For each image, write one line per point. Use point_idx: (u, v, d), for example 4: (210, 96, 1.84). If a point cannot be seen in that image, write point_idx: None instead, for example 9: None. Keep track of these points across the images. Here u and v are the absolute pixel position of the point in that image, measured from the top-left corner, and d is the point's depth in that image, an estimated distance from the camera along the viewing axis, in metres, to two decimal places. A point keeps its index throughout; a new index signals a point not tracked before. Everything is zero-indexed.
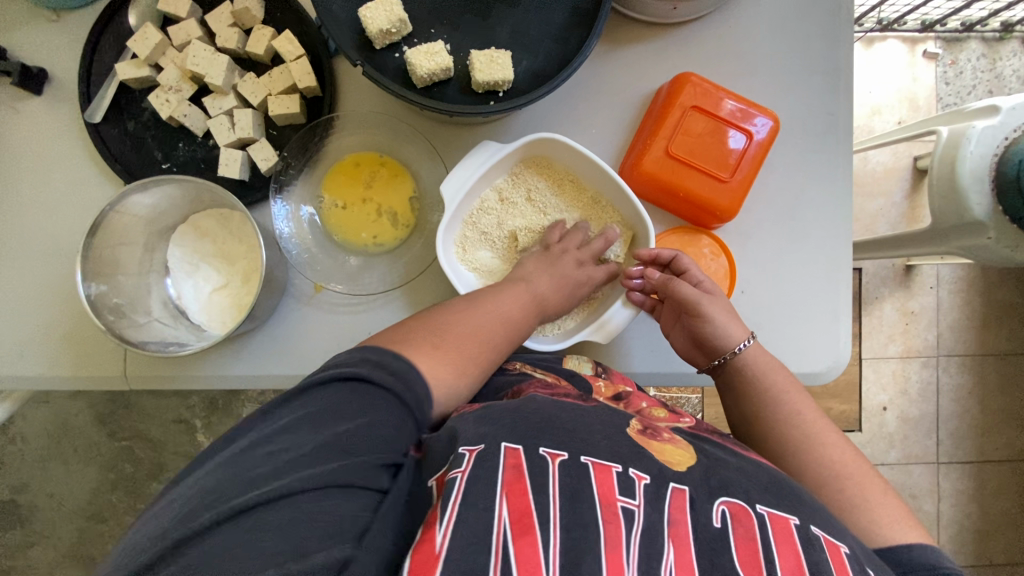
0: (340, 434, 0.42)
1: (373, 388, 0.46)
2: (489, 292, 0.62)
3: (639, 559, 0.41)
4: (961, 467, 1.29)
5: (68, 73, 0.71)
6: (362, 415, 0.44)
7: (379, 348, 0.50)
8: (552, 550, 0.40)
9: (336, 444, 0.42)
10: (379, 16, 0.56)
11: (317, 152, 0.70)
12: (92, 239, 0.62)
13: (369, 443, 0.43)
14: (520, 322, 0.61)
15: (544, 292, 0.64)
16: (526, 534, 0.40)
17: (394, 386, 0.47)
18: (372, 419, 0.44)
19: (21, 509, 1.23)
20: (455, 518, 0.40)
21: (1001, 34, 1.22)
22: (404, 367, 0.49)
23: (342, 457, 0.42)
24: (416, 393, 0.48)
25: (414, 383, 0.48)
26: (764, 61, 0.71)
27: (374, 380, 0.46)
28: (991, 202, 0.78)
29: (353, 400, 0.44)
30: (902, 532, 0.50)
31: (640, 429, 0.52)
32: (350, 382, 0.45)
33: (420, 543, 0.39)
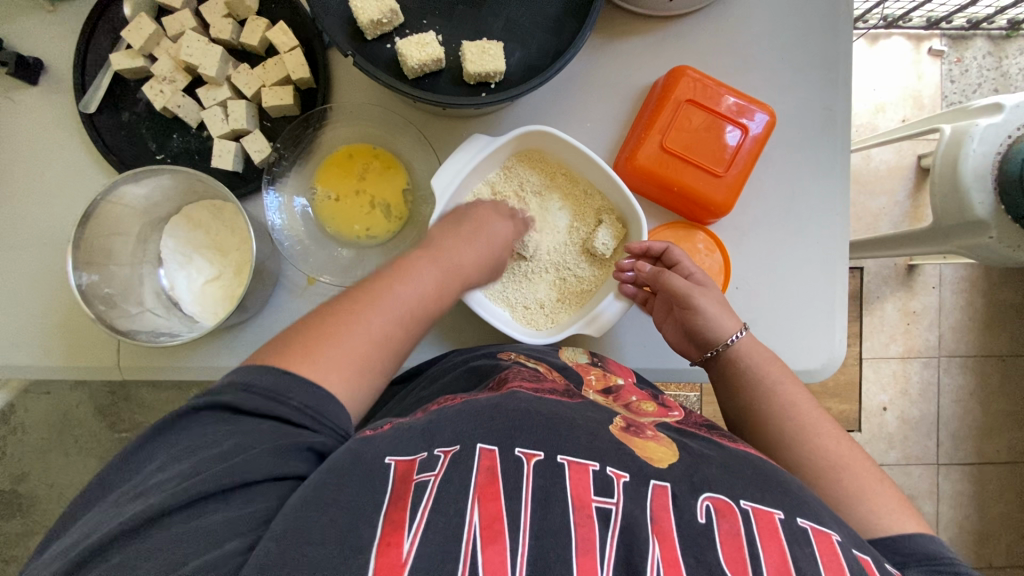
0: (211, 453, 0.42)
1: (246, 413, 0.45)
2: (397, 268, 0.59)
3: (617, 563, 0.41)
4: (961, 469, 1.28)
5: (64, 64, 0.71)
6: (233, 433, 0.44)
7: (256, 369, 0.48)
8: (519, 556, 0.40)
9: (213, 456, 0.42)
10: (370, 7, 0.55)
11: (310, 143, 0.70)
12: (84, 229, 0.62)
13: (254, 444, 0.43)
14: (432, 298, 0.58)
15: (460, 262, 0.61)
16: (494, 542, 0.40)
17: (269, 404, 0.46)
18: (244, 434, 0.44)
19: (21, 499, 1.24)
20: (423, 525, 0.41)
21: (1007, 31, 1.21)
22: (280, 376, 0.47)
23: (226, 459, 0.42)
24: (294, 399, 0.46)
25: (289, 395, 0.46)
26: (762, 56, 0.70)
27: (245, 408, 0.45)
28: (993, 201, 0.77)
29: (223, 424, 0.45)
30: (902, 521, 0.49)
31: (622, 426, 0.51)
32: (224, 412, 0.45)
33: (384, 547, 0.39)
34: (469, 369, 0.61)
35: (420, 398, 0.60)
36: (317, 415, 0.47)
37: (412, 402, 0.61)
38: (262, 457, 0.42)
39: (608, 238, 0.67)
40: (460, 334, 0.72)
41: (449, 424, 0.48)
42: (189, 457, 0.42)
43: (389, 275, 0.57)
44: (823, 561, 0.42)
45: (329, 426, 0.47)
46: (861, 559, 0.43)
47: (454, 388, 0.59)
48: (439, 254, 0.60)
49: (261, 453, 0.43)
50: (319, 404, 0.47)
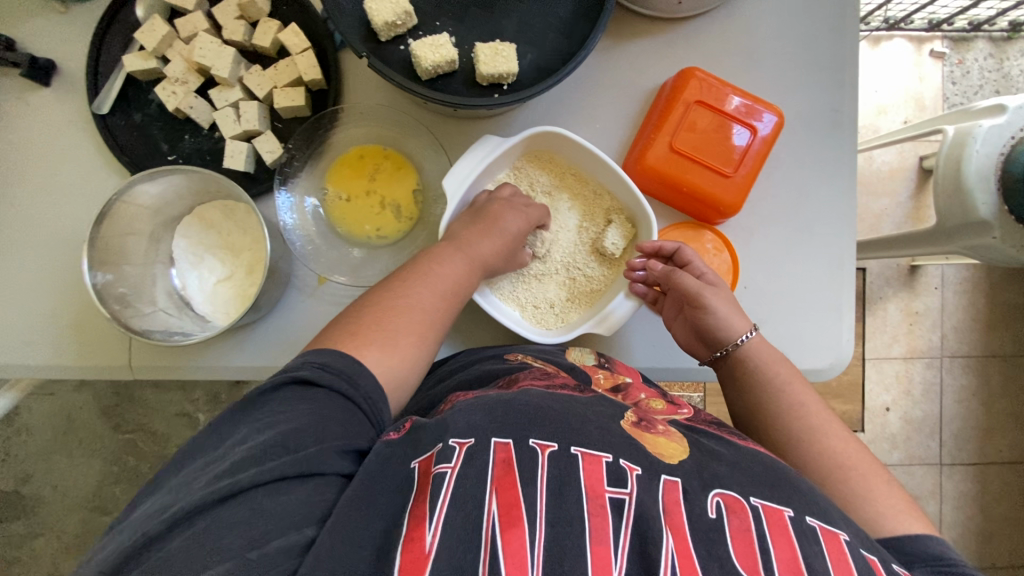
0: (263, 442, 0.42)
1: (319, 389, 0.46)
2: (430, 256, 0.60)
3: (629, 559, 0.41)
4: (964, 469, 1.29)
5: (75, 64, 0.72)
6: (308, 413, 0.44)
7: (328, 351, 0.49)
8: (535, 545, 0.40)
9: (284, 441, 0.42)
10: (385, 8, 0.56)
11: (321, 144, 0.70)
12: (99, 228, 0.62)
13: (325, 436, 0.44)
14: (463, 288, 0.60)
15: (486, 254, 0.61)
16: (513, 527, 0.41)
17: (341, 385, 0.47)
18: (320, 415, 0.44)
19: (25, 501, 1.24)
20: (444, 518, 0.41)
21: (1008, 33, 1.21)
22: (352, 365, 0.48)
23: (293, 450, 0.42)
24: (364, 389, 0.48)
25: (359, 378, 0.48)
26: (770, 57, 0.71)
27: (322, 383, 0.46)
28: (997, 202, 0.77)
29: (295, 399, 0.45)
30: (909, 522, 0.49)
31: (634, 421, 0.52)
32: (298, 384, 0.46)
33: (408, 543, 0.40)
34: (479, 367, 0.61)
35: (431, 398, 0.61)
36: (373, 410, 0.48)
37: (423, 402, 0.62)
38: (332, 449, 0.43)
39: (618, 238, 0.67)
40: (469, 334, 0.73)
41: (461, 416, 0.48)
42: (268, 433, 0.42)
43: (424, 260, 0.60)
44: (832, 560, 0.42)
45: (378, 421, 0.49)
46: (869, 559, 0.43)
47: (463, 386, 0.59)
48: (465, 243, 0.61)
49: (329, 448, 0.43)
50: (381, 397, 0.49)
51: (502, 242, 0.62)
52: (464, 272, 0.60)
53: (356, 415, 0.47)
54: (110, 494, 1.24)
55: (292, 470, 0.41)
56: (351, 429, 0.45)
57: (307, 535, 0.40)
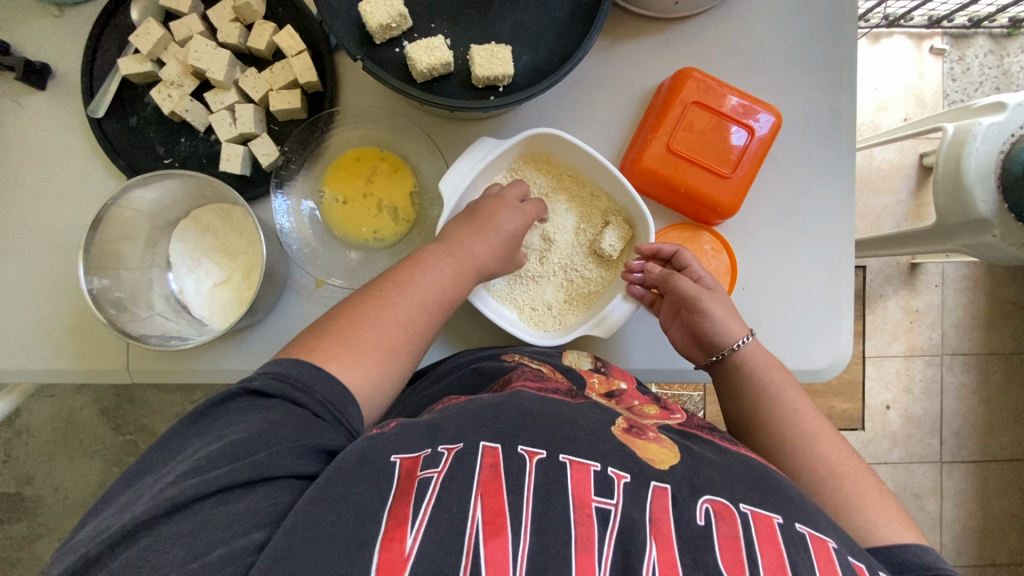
0: (237, 441, 0.42)
1: (270, 399, 0.46)
2: (417, 261, 0.60)
3: (614, 562, 0.41)
4: (965, 467, 1.29)
5: (70, 68, 0.71)
6: (256, 422, 0.44)
7: (288, 359, 0.49)
8: (520, 551, 0.40)
9: (230, 450, 0.42)
10: (379, 11, 0.56)
11: (317, 147, 0.70)
12: (95, 233, 0.62)
13: (276, 440, 0.43)
14: (451, 291, 0.59)
15: (475, 257, 0.61)
16: (498, 534, 0.41)
17: (294, 393, 0.47)
18: (269, 422, 0.44)
19: (27, 502, 1.24)
20: (426, 521, 0.41)
21: (1009, 30, 1.21)
22: (307, 371, 0.48)
23: (240, 457, 0.42)
24: (319, 395, 0.48)
25: (316, 385, 0.48)
26: (767, 57, 0.70)
27: (272, 393, 0.46)
28: (997, 200, 0.77)
29: (249, 410, 0.45)
30: (899, 531, 0.49)
31: (625, 427, 0.52)
32: (251, 396, 0.46)
33: (388, 542, 0.40)
34: (472, 369, 0.61)
35: (425, 398, 0.61)
36: (336, 412, 0.48)
37: (416, 402, 0.62)
38: (283, 451, 0.43)
39: (615, 240, 0.67)
40: (465, 336, 0.72)
41: (454, 421, 0.48)
42: (214, 444, 0.43)
43: (409, 265, 0.59)
44: (819, 567, 0.42)
45: (345, 423, 0.49)
46: (856, 567, 0.43)
47: (456, 389, 0.59)
48: (453, 246, 0.60)
49: (283, 450, 0.43)
50: (342, 400, 0.49)
51: (492, 246, 0.62)
52: (452, 276, 0.60)
53: (314, 421, 0.46)
54: None
55: (236, 477, 0.41)
56: (310, 433, 0.45)
57: (257, 539, 0.39)
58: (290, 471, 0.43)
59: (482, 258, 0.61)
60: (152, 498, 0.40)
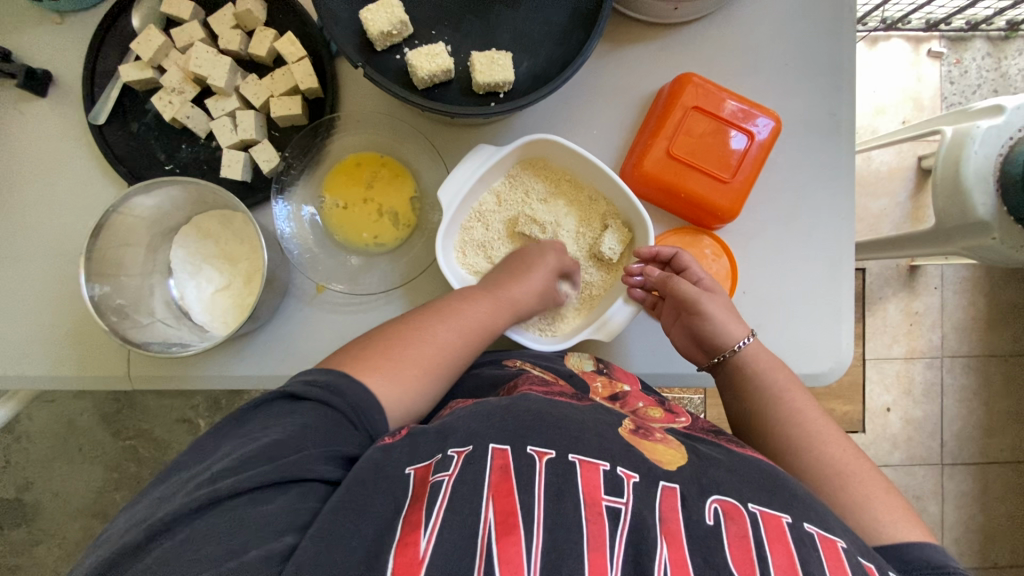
0: (266, 445, 0.43)
1: (303, 402, 0.46)
2: (458, 296, 0.61)
3: (625, 562, 0.41)
4: (966, 469, 1.29)
5: (72, 75, 0.72)
6: (289, 426, 0.45)
7: (325, 369, 0.49)
8: (533, 549, 0.40)
9: (262, 453, 0.42)
10: (380, 18, 0.56)
11: (318, 153, 0.70)
12: (96, 240, 0.62)
13: (306, 443, 0.44)
14: (489, 328, 0.60)
15: (515, 297, 0.62)
16: (509, 533, 0.41)
17: (326, 396, 0.47)
18: (302, 427, 0.45)
19: (27, 507, 1.24)
20: (438, 525, 0.41)
21: (1006, 32, 1.21)
22: (339, 377, 0.49)
23: (272, 460, 0.42)
24: (351, 399, 0.48)
25: (346, 388, 0.48)
26: (766, 62, 0.71)
27: (307, 396, 0.47)
28: (996, 202, 0.77)
29: (282, 413, 0.46)
30: (905, 529, 0.49)
31: (632, 429, 0.52)
32: (285, 400, 0.47)
33: (402, 547, 0.40)
34: (478, 376, 0.62)
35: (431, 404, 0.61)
36: (364, 417, 0.48)
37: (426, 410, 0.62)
38: (315, 457, 0.43)
39: (614, 243, 0.67)
40: None
41: (462, 424, 0.48)
42: (249, 445, 0.43)
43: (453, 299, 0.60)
44: (830, 566, 0.42)
45: (367, 427, 0.48)
46: (867, 567, 0.43)
47: (464, 394, 0.60)
48: (496, 288, 0.62)
49: (314, 454, 0.43)
50: (370, 403, 0.49)
51: (532, 286, 0.62)
52: (492, 312, 0.60)
53: (345, 425, 0.47)
54: (110, 501, 1.23)
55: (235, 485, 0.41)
56: (339, 436, 0.46)
57: (288, 543, 0.39)
58: (320, 475, 0.43)
59: (519, 299, 0.62)
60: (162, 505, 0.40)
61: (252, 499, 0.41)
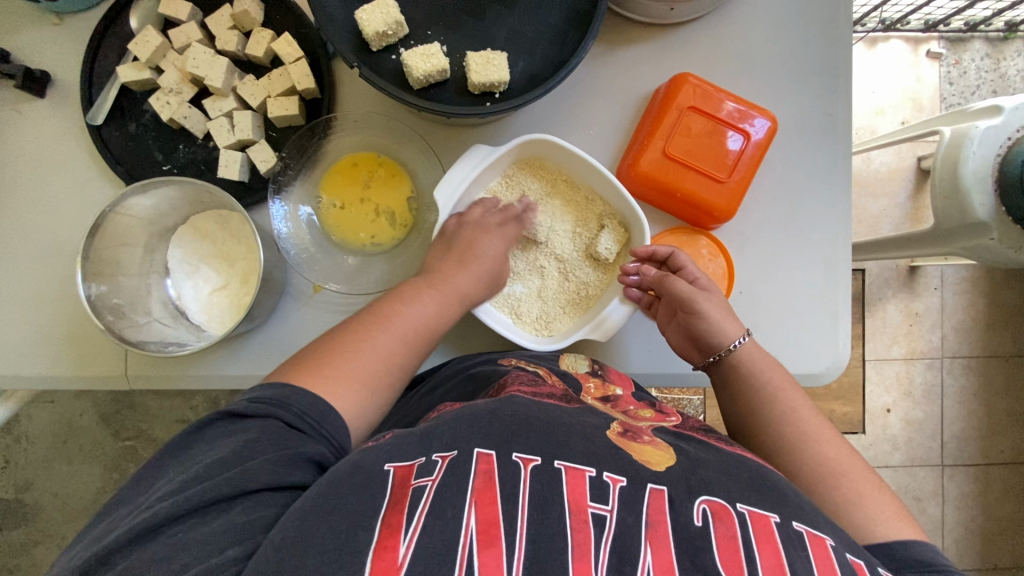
0: (211, 462, 0.43)
1: (246, 418, 0.47)
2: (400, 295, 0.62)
3: (610, 569, 0.40)
4: (966, 470, 1.28)
5: (71, 76, 0.72)
6: (233, 441, 0.44)
7: (273, 383, 0.50)
8: (515, 559, 0.40)
9: (203, 471, 0.42)
10: (375, 18, 0.56)
11: (315, 153, 0.70)
12: (93, 240, 0.62)
13: (251, 454, 0.44)
14: (434, 322, 0.61)
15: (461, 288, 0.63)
16: (491, 545, 0.40)
17: (271, 410, 0.47)
18: (247, 441, 0.45)
19: (26, 508, 1.24)
20: (420, 528, 0.41)
21: (1005, 33, 1.21)
22: (284, 391, 0.49)
23: (215, 475, 0.42)
24: (297, 411, 0.48)
25: (291, 400, 0.49)
26: (763, 62, 0.71)
27: (248, 414, 0.47)
28: (994, 203, 0.77)
29: (224, 432, 0.46)
30: (898, 528, 0.48)
31: (620, 432, 0.51)
32: (226, 419, 0.47)
33: (381, 551, 0.39)
34: (470, 374, 0.61)
35: (426, 404, 0.61)
36: (314, 425, 0.49)
37: (416, 408, 0.62)
38: (261, 466, 0.43)
39: (611, 243, 0.67)
40: (464, 341, 0.72)
41: (448, 428, 0.48)
42: (192, 467, 0.43)
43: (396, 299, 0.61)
44: (818, 566, 0.42)
45: (322, 433, 0.49)
46: (855, 563, 0.43)
47: (454, 395, 0.60)
48: (439, 281, 0.63)
49: (263, 463, 0.43)
50: (317, 414, 0.49)
51: (476, 275, 0.64)
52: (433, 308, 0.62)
53: (290, 433, 0.47)
54: (109, 501, 1.23)
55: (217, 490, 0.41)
56: (287, 443, 0.46)
57: (236, 554, 0.39)
58: (269, 483, 0.43)
59: (466, 289, 0.63)
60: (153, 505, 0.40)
61: (240, 504, 0.41)
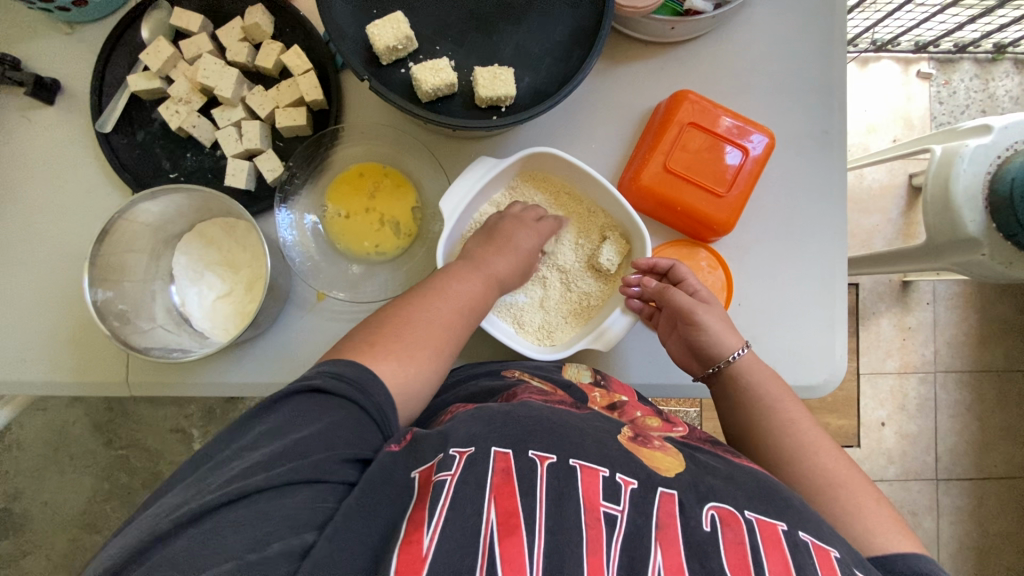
0: (287, 442, 0.43)
1: (331, 398, 0.47)
2: (443, 276, 0.61)
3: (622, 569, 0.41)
4: (961, 485, 1.29)
5: (81, 84, 0.73)
6: (320, 422, 0.45)
7: (343, 361, 0.50)
8: (535, 550, 0.41)
9: (292, 450, 0.43)
10: (386, 33, 0.58)
11: (322, 163, 0.71)
12: (100, 246, 0.63)
13: (332, 442, 0.44)
14: (480, 302, 0.61)
15: (502, 271, 0.63)
16: (511, 535, 0.41)
17: (353, 394, 0.47)
18: (331, 427, 0.45)
19: (14, 518, 1.22)
20: (442, 522, 0.42)
21: (993, 55, 1.24)
22: (362, 374, 0.49)
23: (295, 458, 0.42)
24: (375, 400, 0.48)
25: (371, 387, 0.49)
26: (760, 81, 0.73)
27: (331, 391, 0.47)
28: (985, 219, 0.79)
29: (304, 408, 0.46)
30: (897, 540, 0.49)
31: (630, 436, 0.52)
32: (307, 394, 0.46)
33: (406, 545, 0.40)
34: (476, 382, 0.62)
35: (428, 411, 0.62)
36: (383, 420, 0.48)
37: (418, 415, 0.62)
38: (326, 460, 0.43)
39: (613, 255, 0.68)
40: (466, 350, 0.73)
41: (463, 426, 0.49)
42: (281, 440, 0.43)
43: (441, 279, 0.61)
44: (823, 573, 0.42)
45: (387, 428, 0.49)
46: None
47: (459, 400, 0.60)
48: (481, 263, 0.62)
49: (328, 457, 0.43)
50: (391, 408, 0.49)
51: (518, 260, 0.64)
52: (481, 288, 0.61)
53: (368, 424, 0.47)
54: (100, 511, 1.22)
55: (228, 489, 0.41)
56: (360, 437, 0.46)
57: (305, 540, 0.39)
58: (337, 476, 0.43)
59: (507, 272, 0.63)
60: (173, 503, 0.40)
61: None
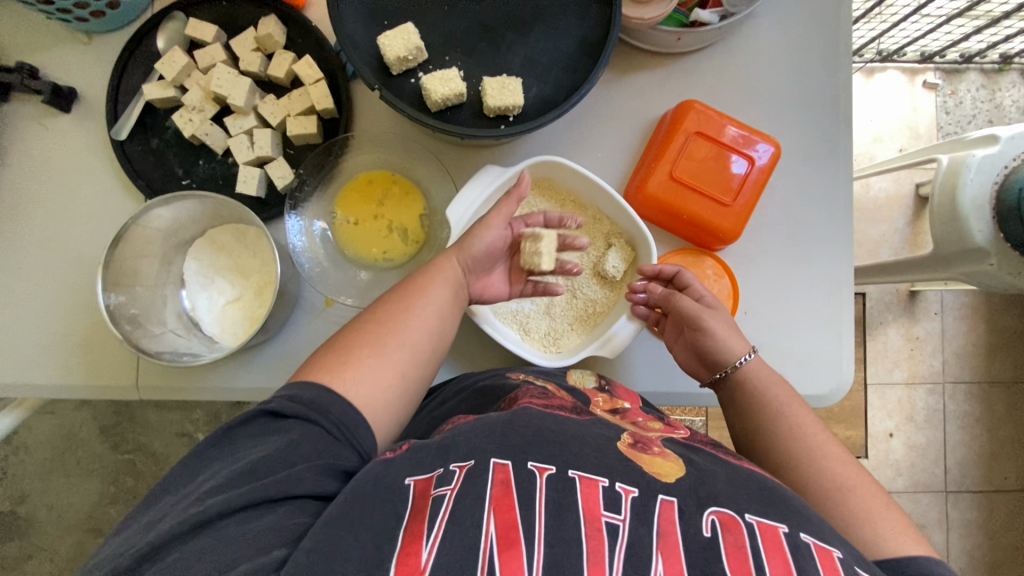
0: (256, 460, 0.44)
1: (286, 420, 0.47)
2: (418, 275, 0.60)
3: None
4: (970, 497, 1.28)
5: (97, 93, 0.74)
6: (278, 441, 0.45)
7: (302, 382, 0.50)
8: (534, 565, 0.41)
9: (249, 469, 0.43)
10: (396, 44, 0.59)
11: (331, 170, 0.72)
12: (114, 251, 0.64)
13: (295, 459, 0.45)
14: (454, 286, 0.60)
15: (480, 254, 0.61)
16: (510, 548, 0.41)
17: (310, 413, 0.47)
18: (290, 445, 0.45)
19: (20, 521, 1.23)
20: (440, 536, 0.42)
21: (1000, 65, 1.24)
22: (320, 393, 0.49)
23: (260, 477, 0.43)
24: (333, 416, 0.48)
25: (330, 407, 0.48)
26: (766, 91, 0.73)
27: (289, 413, 0.47)
28: (992, 229, 0.79)
29: (265, 432, 0.46)
30: (907, 544, 0.49)
31: (630, 443, 0.52)
32: (267, 416, 0.47)
33: (405, 557, 0.41)
34: (479, 387, 0.62)
35: (434, 417, 0.62)
36: (353, 436, 0.49)
37: (425, 421, 0.63)
38: (305, 472, 0.44)
39: (618, 261, 0.69)
40: (472, 357, 0.73)
41: (464, 440, 0.49)
42: (238, 463, 0.44)
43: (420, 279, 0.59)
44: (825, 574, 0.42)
45: (357, 445, 0.49)
46: None
47: (462, 407, 0.60)
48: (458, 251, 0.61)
49: (303, 469, 0.44)
50: (354, 422, 0.49)
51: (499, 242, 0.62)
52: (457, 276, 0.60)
53: (330, 441, 0.47)
54: (105, 515, 1.22)
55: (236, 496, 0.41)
56: (327, 452, 0.46)
57: (278, 556, 0.40)
58: (309, 490, 0.44)
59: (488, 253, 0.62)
60: (183, 509, 0.41)
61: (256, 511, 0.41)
